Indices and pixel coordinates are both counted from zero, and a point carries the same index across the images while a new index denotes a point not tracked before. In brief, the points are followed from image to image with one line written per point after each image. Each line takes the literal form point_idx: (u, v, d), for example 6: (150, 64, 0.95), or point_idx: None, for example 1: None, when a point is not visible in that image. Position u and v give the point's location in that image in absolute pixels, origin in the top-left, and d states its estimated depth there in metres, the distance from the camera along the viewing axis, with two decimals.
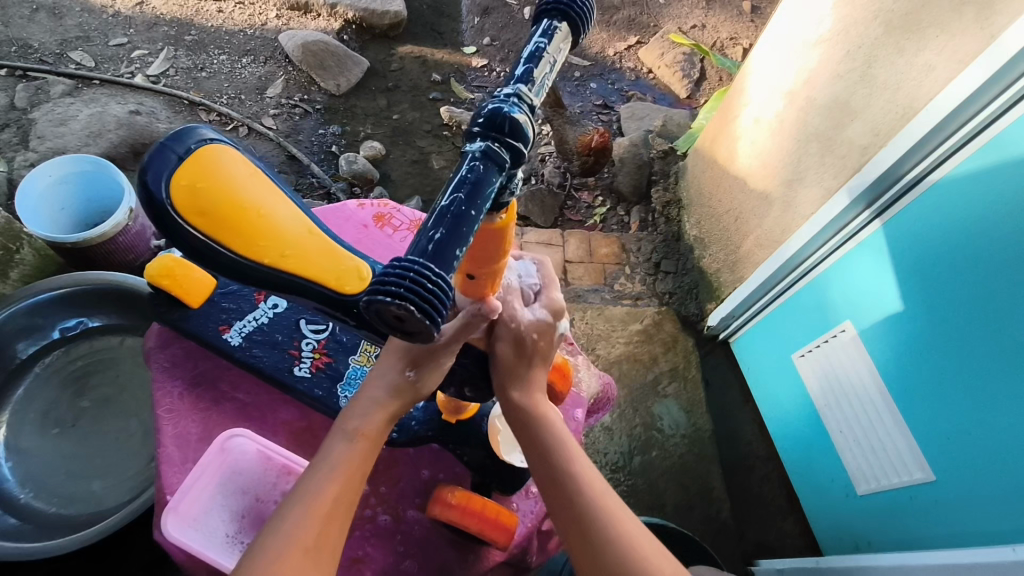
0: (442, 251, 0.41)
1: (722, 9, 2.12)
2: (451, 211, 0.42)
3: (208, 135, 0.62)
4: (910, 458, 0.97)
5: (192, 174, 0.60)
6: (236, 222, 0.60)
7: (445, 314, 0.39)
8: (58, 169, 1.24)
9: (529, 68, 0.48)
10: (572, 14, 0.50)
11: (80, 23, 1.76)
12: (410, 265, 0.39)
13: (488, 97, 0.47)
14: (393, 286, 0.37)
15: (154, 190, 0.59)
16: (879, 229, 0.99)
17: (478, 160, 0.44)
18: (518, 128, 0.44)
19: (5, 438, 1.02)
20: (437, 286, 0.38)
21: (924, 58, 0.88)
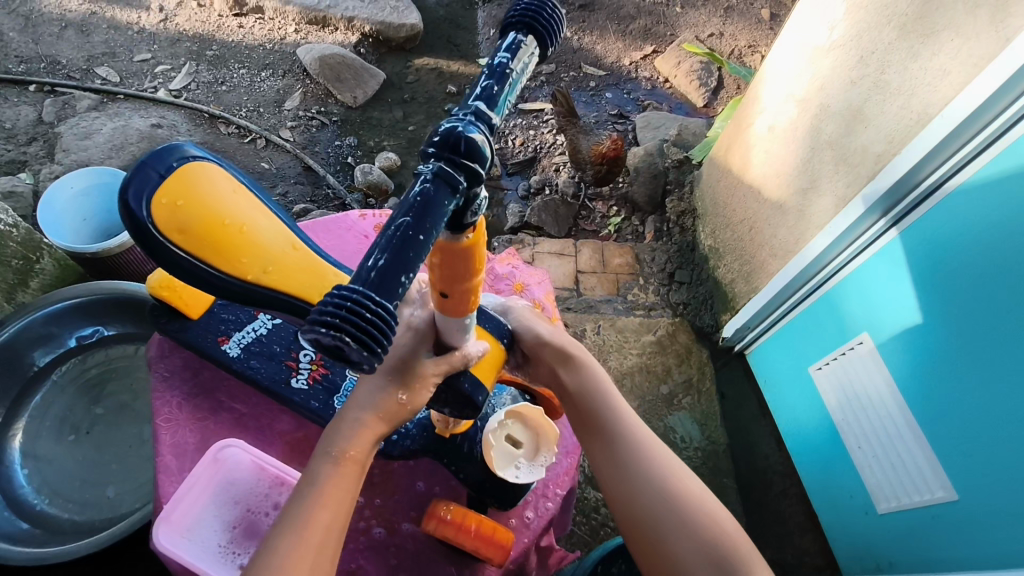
0: (385, 277, 0.39)
1: (740, 17, 2.10)
2: (397, 236, 0.40)
3: (190, 152, 0.62)
4: (932, 476, 0.93)
5: (174, 192, 0.60)
6: (219, 240, 0.61)
7: (386, 346, 0.36)
8: (80, 182, 1.29)
9: (490, 85, 0.46)
10: (537, 28, 0.49)
11: (107, 40, 1.81)
12: (350, 293, 0.37)
13: (446, 115, 0.44)
14: (329, 317, 0.35)
15: (135, 210, 0.58)
16: (896, 238, 0.97)
17: (429, 180, 0.41)
18: (475, 149, 0.41)
19: (20, 444, 1.03)
20: (376, 317, 0.36)
21: (938, 62, 0.85)
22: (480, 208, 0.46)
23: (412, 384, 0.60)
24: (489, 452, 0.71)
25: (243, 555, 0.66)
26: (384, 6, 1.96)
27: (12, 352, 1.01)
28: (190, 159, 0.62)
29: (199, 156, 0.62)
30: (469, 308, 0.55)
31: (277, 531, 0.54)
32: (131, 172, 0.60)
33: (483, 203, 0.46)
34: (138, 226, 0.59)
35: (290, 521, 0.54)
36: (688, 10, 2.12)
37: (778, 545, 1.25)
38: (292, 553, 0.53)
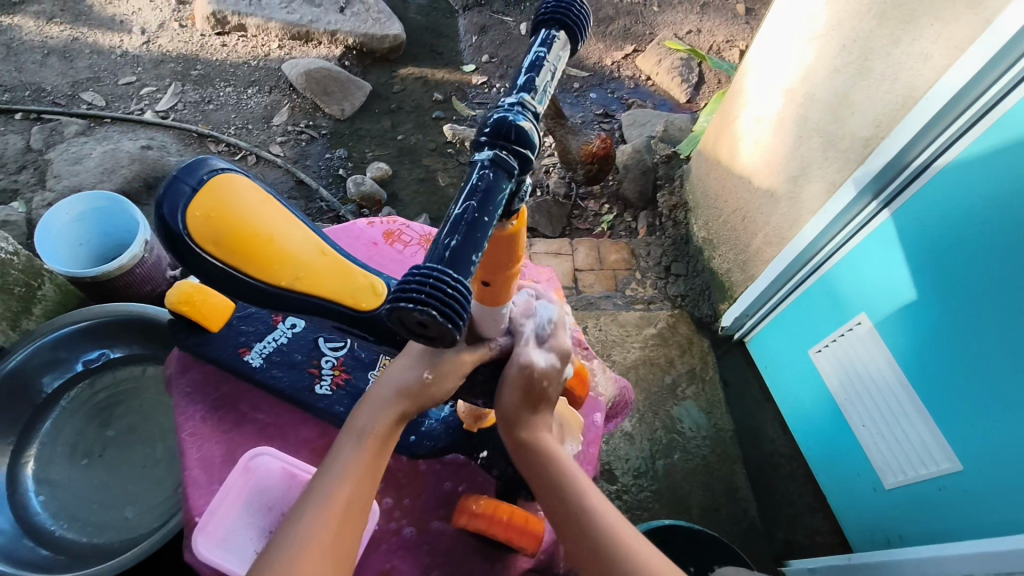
0: (457, 257, 0.42)
1: (717, 13, 2.14)
2: (465, 219, 0.43)
3: (217, 166, 0.69)
4: (936, 448, 0.96)
5: (207, 206, 0.67)
6: (253, 248, 0.67)
7: (466, 320, 0.39)
8: (74, 209, 1.27)
9: (532, 77, 0.48)
10: (569, 23, 0.52)
11: (90, 64, 1.81)
12: (429, 272, 0.39)
13: (493, 106, 0.47)
14: (414, 292, 0.37)
15: (173, 223, 0.66)
16: (888, 218, 0.99)
17: (489, 164, 0.44)
18: (525, 135, 0.45)
19: (32, 471, 1.05)
20: (456, 292, 0.39)
21: (920, 46, 0.88)
22: (524, 197, 0.50)
23: (439, 365, 0.59)
24: None
25: None
26: (366, 18, 1.97)
27: (23, 378, 1.03)
28: (219, 175, 0.69)
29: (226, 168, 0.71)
30: (506, 299, 0.56)
31: (301, 503, 0.54)
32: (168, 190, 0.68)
33: (528, 191, 0.49)
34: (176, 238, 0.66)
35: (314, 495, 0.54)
36: (665, 8, 2.16)
37: (790, 527, 1.27)
38: (317, 526, 0.52)
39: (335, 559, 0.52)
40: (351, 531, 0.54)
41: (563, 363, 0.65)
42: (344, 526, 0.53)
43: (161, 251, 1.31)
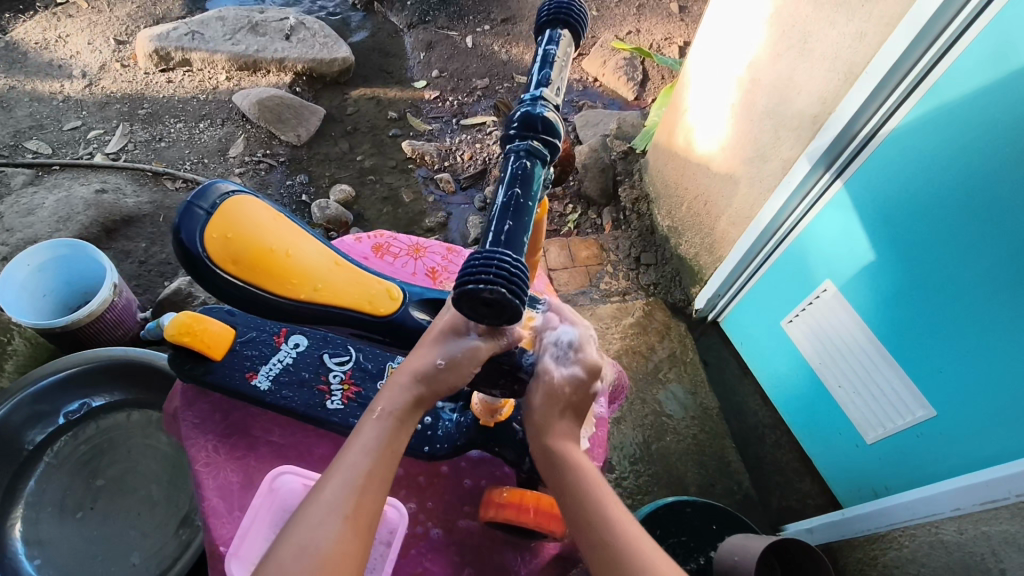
0: (512, 238, 0.52)
1: (653, 13, 2.22)
2: (512, 204, 0.53)
3: (226, 192, 0.80)
4: (910, 398, 1.02)
5: (222, 228, 0.78)
6: (269, 265, 0.79)
7: (527, 291, 0.48)
8: (36, 258, 1.23)
9: (547, 73, 0.59)
10: (572, 22, 0.62)
11: (31, 113, 1.76)
12: (491, 255, 0.47)
13: (517, 104, 0.58)
14: (484, 275, 0.46)
15: (191, 248, 0.76)
16: (842, 188, 1.06)
17: (524, 157, 0.56)
18: (549, 126, 0.56)
19: (22, 534, 1.01)
20: (517, 269, 0.47)
21: (855, 26, 0.95)
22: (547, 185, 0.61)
23: (453, 351, 0.60)
24: None
25: None
26: (312, 43, 1.98)
27: (8, 433, 1.02)
28: (227, 199, 0.80)
29: (236, 192, 0.82)
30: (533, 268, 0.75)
31: (327, 471, 0.57)
32: (183, 217, 0.77)
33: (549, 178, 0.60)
34: (195, 260, 0.77)
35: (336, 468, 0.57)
36: (604, 11, 2.21)
37: (781, 494, 1.33)
38: (342, 495, 0.55)
39: (355, 522, 0.55)
40: (369, 505, 0.56)
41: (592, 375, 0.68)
42: (366, 493, 0.56)
43: (129, 294, 1.28)
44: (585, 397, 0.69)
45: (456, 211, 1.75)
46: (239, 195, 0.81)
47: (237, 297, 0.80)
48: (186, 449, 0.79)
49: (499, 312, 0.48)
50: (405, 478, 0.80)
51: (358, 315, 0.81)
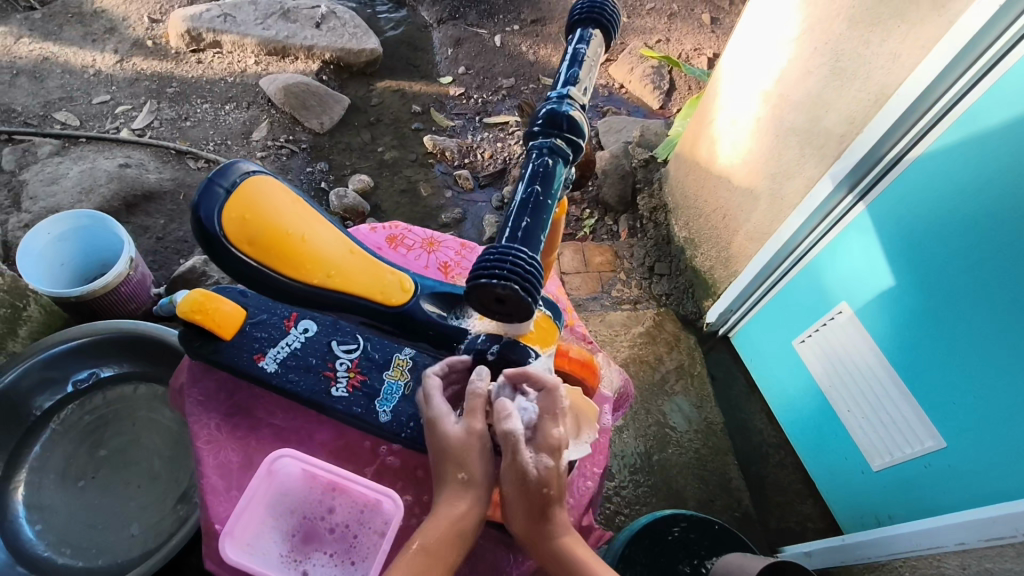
0: (529, 233, 0.57)
1: (684, 22, 2.21)
2: (531, 201, 0.58)
3: (248, 172, 0.83)
4: (920, 427, 1.00)
5: (239, 208, 0.81)
6: (288, 249, 0.82)
7: (539, 285, 0.53)
8: (56, 228, 1.24)
9: (573, 76, 0.64)
10: (601, 24, 0.67)
11: (62, 84, 1.78)
12: (507, 251, 0.52)
13: (543, 104, 0.63)
14: (499, 267, 0.51)
15: (210, 226, 0.79)
16: (864, 211, 1.05)
17: (546, 156, 0.61)
18: (572, 126, 0.61)
19: (24, 497, 1.03)
20: (531, 265, 0.52)
21: (888, 47, 0.94)
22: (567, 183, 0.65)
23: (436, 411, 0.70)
24: None
25: (305, 561, 0.68)
26: (342, 33, 1.98)
27: (18, 396, 1.03)
28: (247, 179, 0.83)
29: (257, 172, 0.84)
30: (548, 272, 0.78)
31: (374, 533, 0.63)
32: (203, 194, 0.80)
33: (569, 176, 0.66)
34: (211, 238, 0.79)
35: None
36: (635, 18, 2.20)
37: (781, 514, 1.31)
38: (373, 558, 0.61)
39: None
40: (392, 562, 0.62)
41: (556, 458, 0.66)
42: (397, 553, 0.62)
43: (145, 269, 1.30)
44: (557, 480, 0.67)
45: (473, 209, 1.76)
46: (260, 176, 0.84)
47: (251, 277, 0.83)
48: (189, 425, 0.80)
49: (512, 307, 0.53)
50: (404, 470, 0.79)
51: (369, 303, 0.84)
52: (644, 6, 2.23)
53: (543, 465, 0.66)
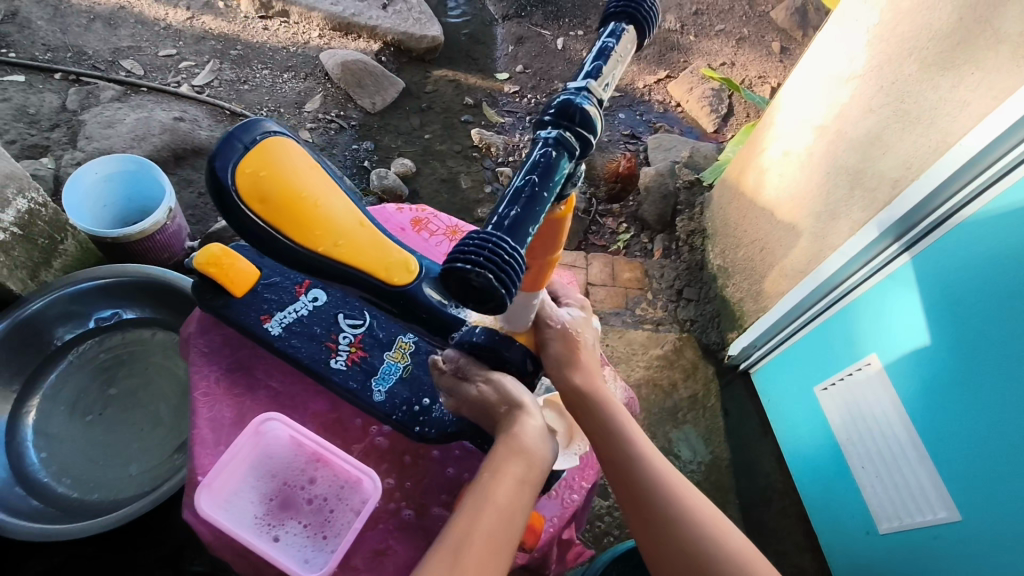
0: (517, 226, 0.47)
1: (752, 48, 2.16)
2: (525, 191, 0.48)
3: (271, 129, 0.75)
4: (935, 497, 0.95)
5: (255, 164, 0.73)
6: (298, 211, 0.73)
7: (517, 285, 0.44)
8: (104, 168, 1.28)
9: (599, 64, 0.52)
10: (639, 16, 0.55)
11: (133, 34, 1.84)
12: (488, 239, 0.44)
13: (560, 90, 0.52)
14: (473, 255, 0.43)
15: (222, 178, 0.72)
16: (907, 262, 0.99)
17: (550, 146, 0.50)
18: (587, 119, 0.50)
19: (33, 423, 1.06)
20: (511, 259, 0.44)
21: (958, 94, 0.90)
22: (576, 183, 0.54)
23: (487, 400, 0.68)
24: None
25: (277, 527, 0.69)
26: (407, 17, 2.00)
27: (42, 325, 1.06)
28: (268, 134, 0.75)
29: (280, 132, 0.77)
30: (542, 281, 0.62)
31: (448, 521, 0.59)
32: (223, 144, 0.74)
33: (580, 179, 0.54)
34: (222, 191, 0.72)
35: (464, 507, 0.60)
36: (701, 38, 2.17)
37: (777, 562, 1.26)
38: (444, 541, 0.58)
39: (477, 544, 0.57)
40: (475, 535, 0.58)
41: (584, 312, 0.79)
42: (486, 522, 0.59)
43: (181, 221, 1.32)
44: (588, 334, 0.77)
45: None
46: (282, 135, 0.76)
47: (256, 239, 0.74)
48: (189, 375, 0.80)
49: (482, 301, 0.45)
50: (390, 452, 0.78)
51: (374, 282, 0.78)
52: (712, 27, 2.19)
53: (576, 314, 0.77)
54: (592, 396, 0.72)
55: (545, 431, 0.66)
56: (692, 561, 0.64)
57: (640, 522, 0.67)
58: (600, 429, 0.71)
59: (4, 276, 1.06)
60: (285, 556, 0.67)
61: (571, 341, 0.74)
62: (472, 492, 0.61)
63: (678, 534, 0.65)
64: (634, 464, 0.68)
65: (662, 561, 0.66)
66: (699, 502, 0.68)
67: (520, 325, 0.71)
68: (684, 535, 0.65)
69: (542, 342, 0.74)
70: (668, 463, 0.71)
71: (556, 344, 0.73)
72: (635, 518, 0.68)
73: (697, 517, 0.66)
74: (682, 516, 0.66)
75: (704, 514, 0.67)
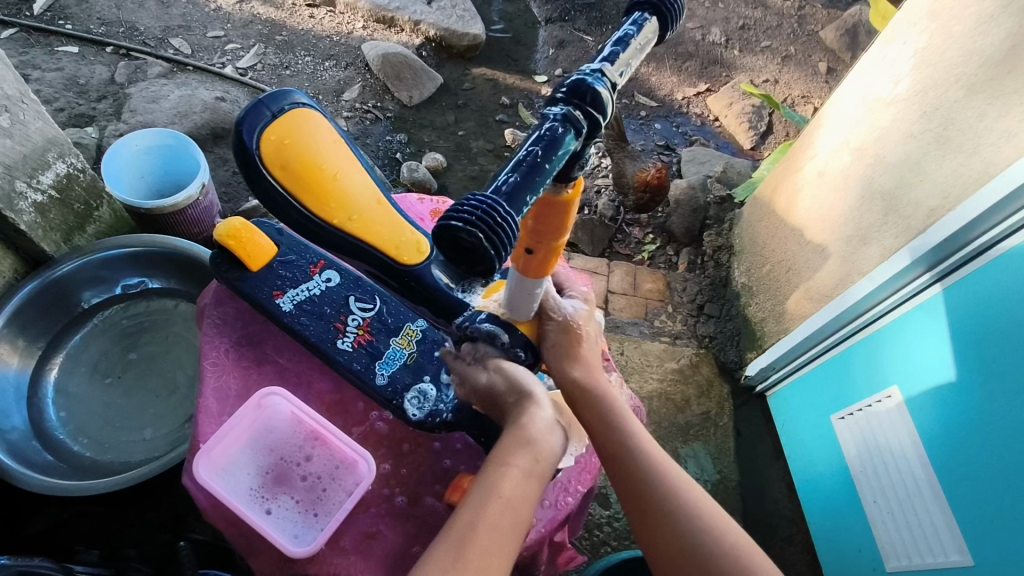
0: (515, 193, 0.45)
1: (797, 67, 2.12)
2: (527, 160, 0.46)
3: (296, 101, 0.87)
4: (948, 537, 0.91)
5: (280, 132, 0.85)
6: (316, 183, 0.85)
7: (509, 251, 0.42)
8: (145, 142, 1.32)
9: (617, 50, 0.51)
10: (663, 10, 0.54)
11: (184, 13, 1.89)
12: (483, 201, 0.43)
13: (574, 71, 0.51)
14: (467, 214, 0.42)
15: (248, 143, 0.83)
16: (938, 293, 0.96)
17: (558, 123, 0.48)
18: (600, 100, 0.48)
19: (54, 380, 1.09)
20: (506, 222, 0.42)
21: (1004, 123, 0.87)
22: (584, 165, 0.53)
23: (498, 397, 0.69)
24: None
25: (271, 500, 0.70)
26: (451, 14, 2.02)
27: (71, 287, 1.10)
28: (295, 106, 0.87)
29: (305, 104, 0.88)
30: (547, 267, 0.60)
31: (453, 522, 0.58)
32: (251, 111, 0.85)
33: (589, 161, 0.52)
34: (248, 155, 0.84)
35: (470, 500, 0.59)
36: (746, 54, 2.14)
37: None
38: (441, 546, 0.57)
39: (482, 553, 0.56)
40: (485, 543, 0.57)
41: (587, 307, 0.79)
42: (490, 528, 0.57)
43: (214, 197, 1.35)
44: (591, 328, 0.78)
45: None
46: (307, 108, 0.88)
47: (278, 206, 0.86)
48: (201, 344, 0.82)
49: (473, 265, 0.43)
50: (389, 438, 0.78)
51: (381, 257, 0.86)
52: (758, 44, 2.16)
53: (580, 307, 0.77)
54: (592, 389, 0.72)
55: (553, 424, 0.66)
56: (691, 556, 0.63)
57: (638, 514, 0.66)
58: (597, 420, 0.70)
59: (40, 236, 1.08)
60: (275, 529, 0.68)
61: (570, 334, 0.74)
62: (479, 481, 0.61)
63: (676, 527, 0.64)
64: (634, 456, 0.67)
65: (661, 556, 0.65)
66: (699, 496, 0.67)
67: (522, 315, 0.71)
68: (682, 528, 0.64)
69: (543, 333, 0.75)
70: (667, 456, 0.70)
71: (555, 335, 0.74)
72: (633, 511, 0.67)
73: (696, 510, 0.65)
74: (681, 509, 0.65)
75: (704, 508, 0.66)
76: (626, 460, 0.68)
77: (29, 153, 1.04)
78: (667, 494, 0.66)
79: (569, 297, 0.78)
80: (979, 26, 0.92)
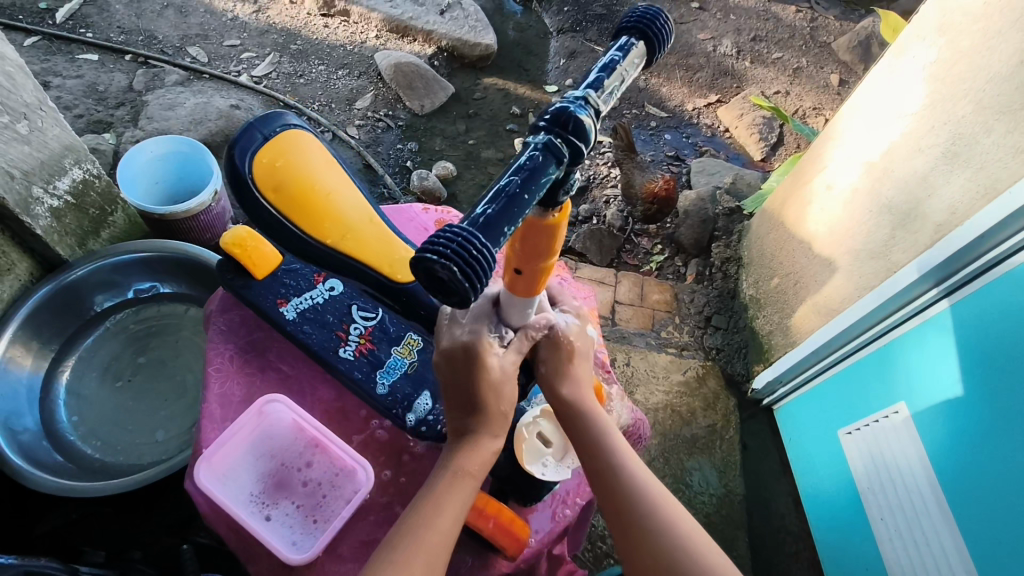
0: (491, 225, 0.45)
1: (809, 79, 2.11)
2: (506, 191, 0.46)
3: (288, 124, 0.92)
4: (955, 557, 0.90)
5: (271, 156, 0.90)
6: (308, 202, 0.88)
7: (483, 283, 0.43)
8: (161, 148, 1.34)
9: (602, 76, 0.52)
10: (649, 35, 0.54)
11: (201, 22, 1.93)
12: (459, 233, 0.43)
13: (558, 98, 0.51)
14: (441, 247, 0.42)
15: (242, 165, 0.88)
16: (946, 309, 0.95)
17: (538, 151, 0.48)
18: (581, 128, 0.48)
19: (65, 381, 1.11)
20: (481, 254, 0.42)
21: (1013, 139, 0.86)
22: (570, 190, 0.53)
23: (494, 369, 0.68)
24: (521, 444, 0.75)
25: (271, 507, 0.71)
26: (463, 24, 2.03)
27: (83, 291, 1.12)
28: (287, 130, 0.92)
29: (298, 129, 0.93)
30: (536, 284, 0.60)
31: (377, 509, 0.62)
32: (243, 136, 0.91)
33: (575, 186, 0.52)
34: (242, 177, 0.89)
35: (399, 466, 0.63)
36: (757, 65, 2.13)
37: None
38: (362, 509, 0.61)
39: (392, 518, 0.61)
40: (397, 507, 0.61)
41: (581, 322, 0.77)
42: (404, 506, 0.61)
43: (226, 203, 1.37)
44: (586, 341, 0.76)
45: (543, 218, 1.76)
46: (300, 131, 0.93)
47: (271, 226, 0.89)
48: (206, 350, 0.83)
49: (449, 294, 0.44)
50: (389, 447, 0.79)
51: (373, 273, 0.87)
52: (770, 55, 2.16)
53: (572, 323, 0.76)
54: (580, 406, 0.71)
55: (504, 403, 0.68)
56: None
57: (622, 533, 0.66)
58: (584, 439, 0.70)
59: (55, 240, 1.10)
60: (274, 535, 0.69)
61: (561, 349, 0.73)
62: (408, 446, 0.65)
63: (658, 547, 0.64)
64: (620, 476, 0.67)
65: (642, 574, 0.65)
66: (679, 515, 0.67)
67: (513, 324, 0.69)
68: (663, 548, 0.64)
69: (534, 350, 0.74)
70: (650, 474, 0.70)
71: (545, 350, 0.73)
72: (617, 530, 0.67)
73: (676, 531, 0.65)
74: (662, 528, 0.65)
75: (684, 530, 0.66)
76: (613, 479, 0.67)
77: (46, 159, 1.06)
78: (649, 513, 0.66)
79: (561, 312, 0.77)
80: (987, 41, 0.91)
